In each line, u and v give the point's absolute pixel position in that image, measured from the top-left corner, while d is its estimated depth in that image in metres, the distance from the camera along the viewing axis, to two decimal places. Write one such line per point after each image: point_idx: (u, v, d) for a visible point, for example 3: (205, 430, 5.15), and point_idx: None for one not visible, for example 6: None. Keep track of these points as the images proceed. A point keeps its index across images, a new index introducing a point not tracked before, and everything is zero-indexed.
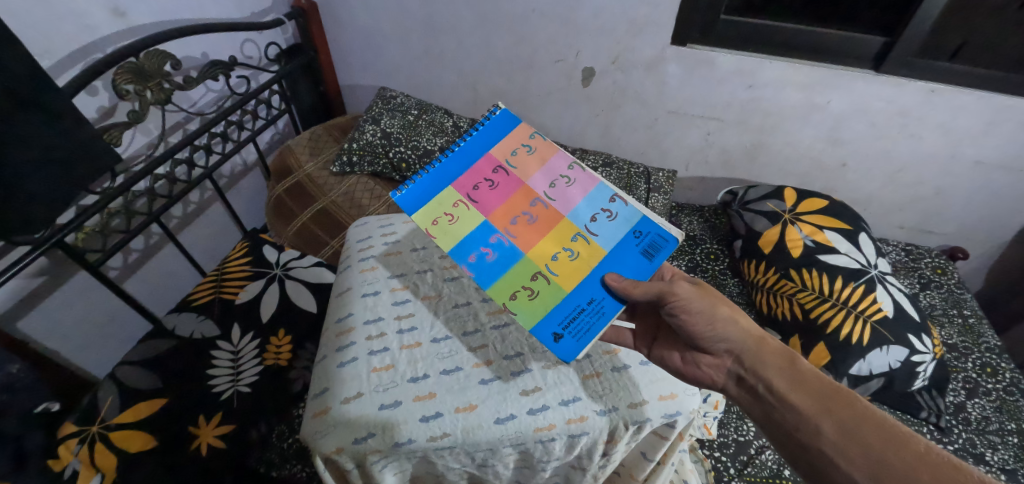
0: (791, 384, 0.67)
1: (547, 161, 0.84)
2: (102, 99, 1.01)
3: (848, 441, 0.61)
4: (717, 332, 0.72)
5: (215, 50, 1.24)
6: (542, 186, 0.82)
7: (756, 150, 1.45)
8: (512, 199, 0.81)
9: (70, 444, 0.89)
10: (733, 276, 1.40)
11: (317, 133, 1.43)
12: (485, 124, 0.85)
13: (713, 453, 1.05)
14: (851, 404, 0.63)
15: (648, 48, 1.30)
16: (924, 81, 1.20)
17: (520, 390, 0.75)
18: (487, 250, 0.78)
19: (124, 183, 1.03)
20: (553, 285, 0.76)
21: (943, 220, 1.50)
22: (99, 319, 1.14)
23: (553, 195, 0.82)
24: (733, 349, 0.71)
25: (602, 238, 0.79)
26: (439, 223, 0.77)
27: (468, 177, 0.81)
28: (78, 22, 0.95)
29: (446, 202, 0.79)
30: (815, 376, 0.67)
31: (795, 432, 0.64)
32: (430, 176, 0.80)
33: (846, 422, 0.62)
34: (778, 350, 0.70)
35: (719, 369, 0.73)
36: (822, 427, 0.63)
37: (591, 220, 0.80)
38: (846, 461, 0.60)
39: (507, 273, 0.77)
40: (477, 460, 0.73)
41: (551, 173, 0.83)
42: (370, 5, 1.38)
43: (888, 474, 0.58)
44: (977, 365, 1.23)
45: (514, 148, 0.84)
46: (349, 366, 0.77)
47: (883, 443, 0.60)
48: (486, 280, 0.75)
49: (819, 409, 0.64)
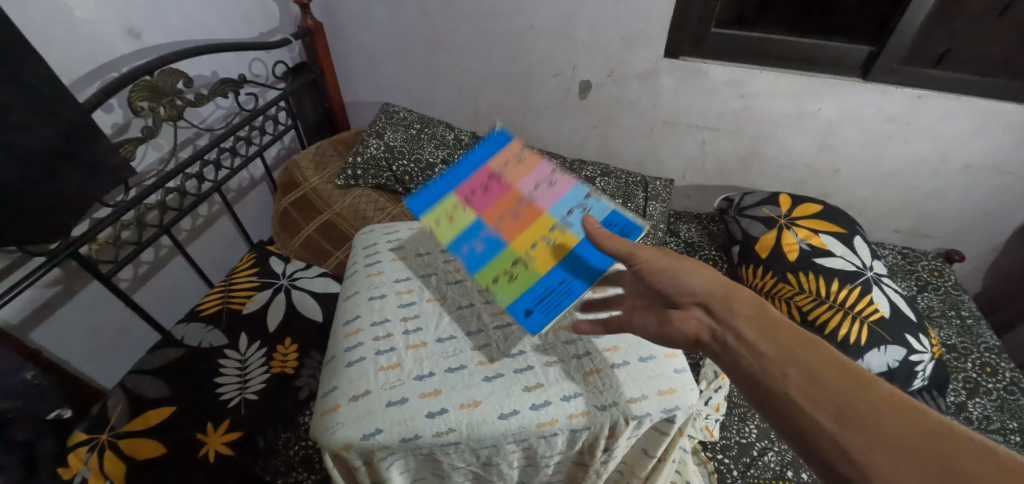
0: (757, 332, 0.63)
1: (535, 168, 0.93)
2: (117, 116, 1.06)
3: (811, 383, 0.58)
4: (684, 284, 0.70)
5: (224, 69, 1.29)
6: (526, 189, 0.90)
7: (751, 158, 1.49)
8: (501, 199, 0.89)
9: (80, 452, 0.91)
10: (732, 282, 1.41)
11: (322, 147, 1.47)
12: (483, 138, 0.96)
13: (716, 455, 1.06)
14: (818, 350, 0.60)
15: (642, 61, 1.34)
16: (910, 88, 1.24)
17: (523, 386, 0.75)
18: (477, 243, 0.85)
19: (137, 196, 1.06)
20: (530, 269, 0.80)
21: (937, 223, 1.53)
22: (109, 330, 1.17)
23: (537, 197, 0.89)
24: (699, 299, 0.68)
25: (574, 224, 0.84)
26: (442, 221, 0.86)
27: (467, 183, 0.91)
28: (96, 43, 1.00)
29: (448, 204, 0.89)
30: (784, 327, 0.63)
31: (759, 378, 0.60)
32: (437, 184, 0.92)
33: (811, 367, 0.59)
34: (745, 301, 0.67)
35: (688, 324, 0.68)
36: (788, 371, 0.59)
37: (569, 209, 0.86)
38: (811, 401, 0.56)
39: (493, 263, 0.82)
40: (481, 457, 0.74)
41: (535, 179, 0.92)
42: (373, 24, 1.44)
43: (853, 414, 0.54)
44: (977, 365, 1.24)
45: (508, 157, 0.93)
46: (357, 365, 0.77)
47: (846, 384, 0.57)
48: (475, 263, 0.82)
49: (785, 354, 0.61)
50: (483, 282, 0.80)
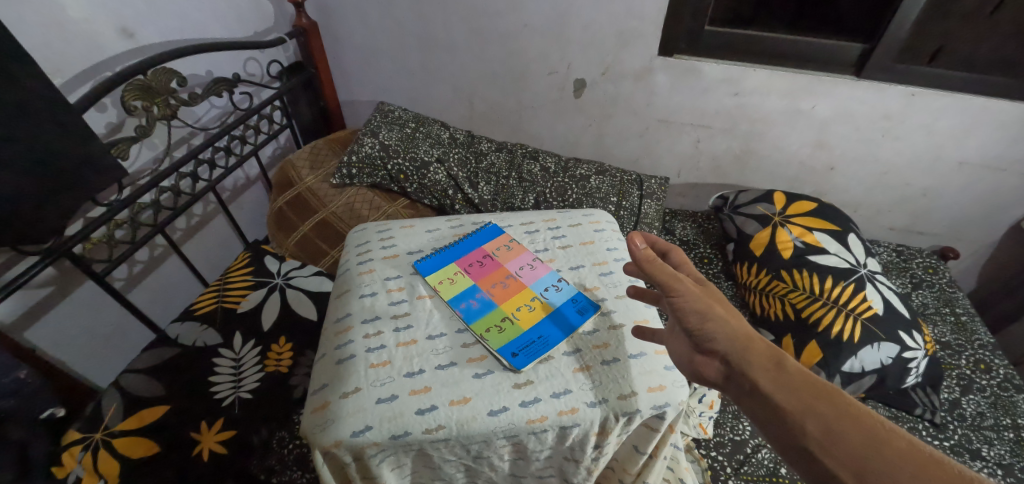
0: (777, 385, 0.59)
1: (524, 253, 0.93)
2: (111, 116, 1.06)
3: (832, 441, 0.55)
4: (705, 330, 0.65)
5: (219, 68, 1.29)
6: (518, 265, 0.90)
7: (746, 156, 1.49)
8: (496, 271, 0.89)
9: (74, 451, 0.91)
10: (727, 279, 1.41)
11: (317, 147, 1.46)
12: (476, 234, 0.97)
13: (709, 452, 1.06)
14: (835, 401, 0.57)
15: (637, 60, 1.34)
16: (904, 85, 1.25)
17: (513, 383, 0.73)
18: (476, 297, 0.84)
19: (131, 195, 1.06)
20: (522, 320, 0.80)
21: (932, 220, 1.53)
22: (104, 329, 1.17)
23: (529, 268, 0.89)
24: (720, 349, 0.64)
25: (564, 291, 0.85)
26: (442, 283, 0.86)
27: (466, 257, 0.91)
28: (89, 43, 1.00)
29: (448, 270, 0.88)
30: (800, 373, 0.60)
31: (778, 434, 0.57)
32: (439, 254, 0.92)
33: (829, 420, 0.56)
34: (766, 350, 0.63)
35: (710, 370, 0.64)
36: (806, 426, 0.56)
37: (557, 282, 0.87)
38: (828, 456, 0.54)
39: (490, 312, 0.82)
40: (471, 453, 0.73)
41: (525, 259, 0.91)
42: (368, 23, 1.44)
43: (871, 469, 0.53)
44: (971, 362, 1.24)
45: (502, 248, 0.94)
46: (347, 363, 0.75)
47: (866, 441, 0.54)
48: (471, 316, 0.81)
49: (803, 406, 0.57)
50: (477, 332, 0.78)
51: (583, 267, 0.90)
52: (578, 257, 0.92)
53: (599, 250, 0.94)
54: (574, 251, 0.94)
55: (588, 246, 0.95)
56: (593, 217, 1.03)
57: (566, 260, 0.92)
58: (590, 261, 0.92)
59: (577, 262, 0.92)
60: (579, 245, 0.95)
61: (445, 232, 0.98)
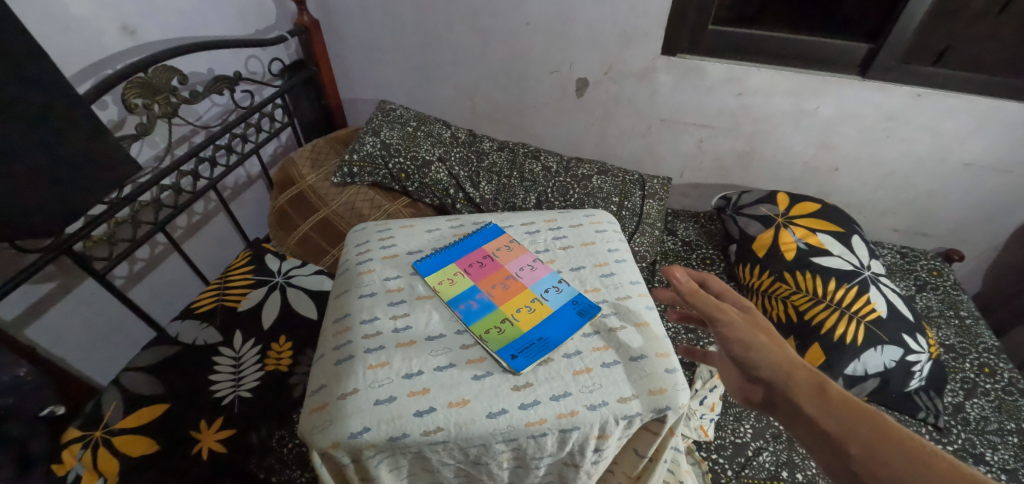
0: (820, 410, 0.59)
1: (524, 253, 0.92)
2: (111, 113, 1.06)
3: (880, 468, 0.54)
4: (748, 357, 0.66)
5: (220, 66, 1.29)
6: (519, 266, 0.89)
7: (749, 156, 1.48)
8: (496, 271, 0.88)
9: (74, 449, 0.91)
10: (729, 281, 1.40)
11: (318, 145, 1.46)
12: (477, 233, 0.96)
13: (710, 455, 1.06)
14: (880, 426, 0.56)
15: (640, 59, 1.33)
16: (910, 86, 1.23)
17: (512, 385, 0.72)
18: (476, 300, 0.83)
19: (131, 193, 1.06)
20: (520, 324, 0.79)
21: (937, 222, 1.51)
22: (104, 327, 1.17)
23: (529, 269, 0.89)
24: (763, 375, 0.64)
25: (564, 293, 0.85)
26: (441, 284, 0.85)
27: (467, 257, 0.90)
28: (91, 40, 1.00)
29: (448, 271, 0.88)
30: (845, 399, 0.59)
31: (824, 459, 0.57)
32: (439, 255, 0.91)
33: (876, 446, 0.55)
34: (810, 376, 0.63)
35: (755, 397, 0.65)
36: (850, 450, 0.56)
37: (557, 283, 0.86)
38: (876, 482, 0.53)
39: (490, 314, 0.81)
40: (470, 455, 0.72)
41: (525, 259, 0.91)
42: (370, 21, 1.43)
43: None
44: (975, 365, 1.23)
45: (503, 249, 0.93)
46: (346, 363, 0.75)
47: (914, 467, 0.53)
48: (471, 317, 0.80)
49: (848, 431, 0.57)
50: (477, 333, 0.78)
51: (583, 268, 0.90)
52: (579, 258, 0.92)
53: (600, 251, 0.94)
54: (575, 251, 0.93)
55: (589, 246, 0.94)
56: (595, 217, 1.02)
57: (567, 261, 0.91)
58: (591, 262, 0.91)
59: (578, 262, 0.91)
60: (580, 245, 0.95)
61: (445, 232, 0.98)
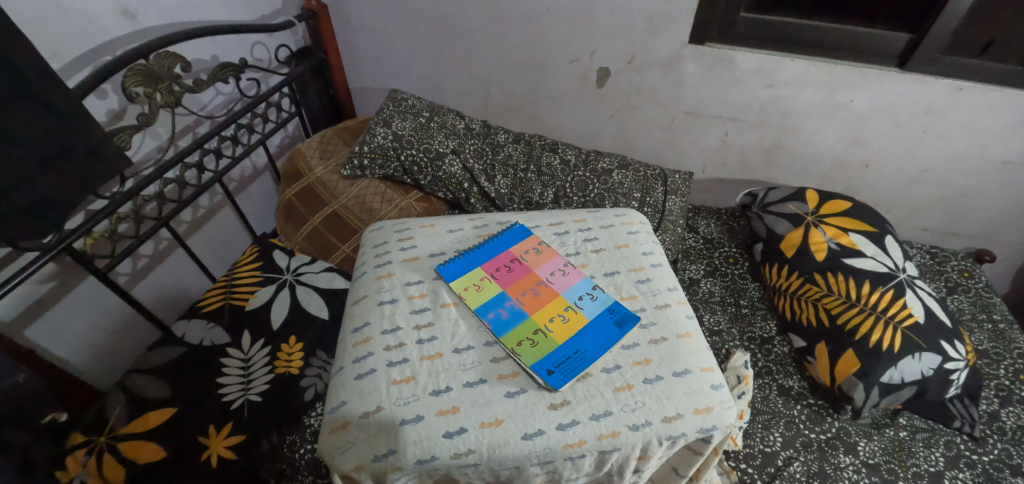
0: None
1: (554, 257, 0.87)
2: (112, 102, 1.00)
3: None
4: None
5: (225, 53, 1.22)
6: (549, 270, 0.84)
7: (776, 151, 1.42)
8: (525, 277, 0.83)
9: (78, 455, 0.86)
10: (753, 281, 1.35)
11: (327, 136, 1.39)
12: (503, 234, 0.91)
13: (739, 465, 1.01)
14: None
15: (666, 48, 1.27)
16: (952, 79, 1.17)
17: (548, 403, 0.67)
18: (504, 310, 0.78)
19: (135, 187, 1.00)
20: (553, 336, 0.74)
21: (969, 221, 1.46)
22: (109, 326, 1.12)
23: (560, 274, 0.84)
24: None
25: (599, 300, 0.80)
26: (467, 291, 0.80)
27: (494, 262, 0.85)
28: (89, 24, 0.94)
29: (474, 275, 0.83)
30: None
31: None
32: (464, 259, 0.86)
33: None
34: None
35: None
36: None
37: (591, 289, 0.81)
38: None
39: (521, 325, 0.76)
40: (501, 477, 0.67)
41: (556, 263, 0.86)
42: (382, 6, 1.36)
43: None
44: (1010, 372, 1.19)
45: (532, 250, 0.88)
46: (368, 378, 0.70)
47: None
48: (500, 327, 0.75)
49: None
50: (508, 345, 0.73)
51: (618, 273, 0.85)
52: (612, 262, 0.87)
53: (634, 254, 0.89)
54: (608, 255, 0.88)
55: (622, 250, 0.89)
56: (625, 218, 0.97)
57: (599, 265, 0.87)
58: (626, 266, 0.86)
59: (612, 267, 0.86)
60: (613, 248, 0.90)
61: (468, 232, 0.93)
